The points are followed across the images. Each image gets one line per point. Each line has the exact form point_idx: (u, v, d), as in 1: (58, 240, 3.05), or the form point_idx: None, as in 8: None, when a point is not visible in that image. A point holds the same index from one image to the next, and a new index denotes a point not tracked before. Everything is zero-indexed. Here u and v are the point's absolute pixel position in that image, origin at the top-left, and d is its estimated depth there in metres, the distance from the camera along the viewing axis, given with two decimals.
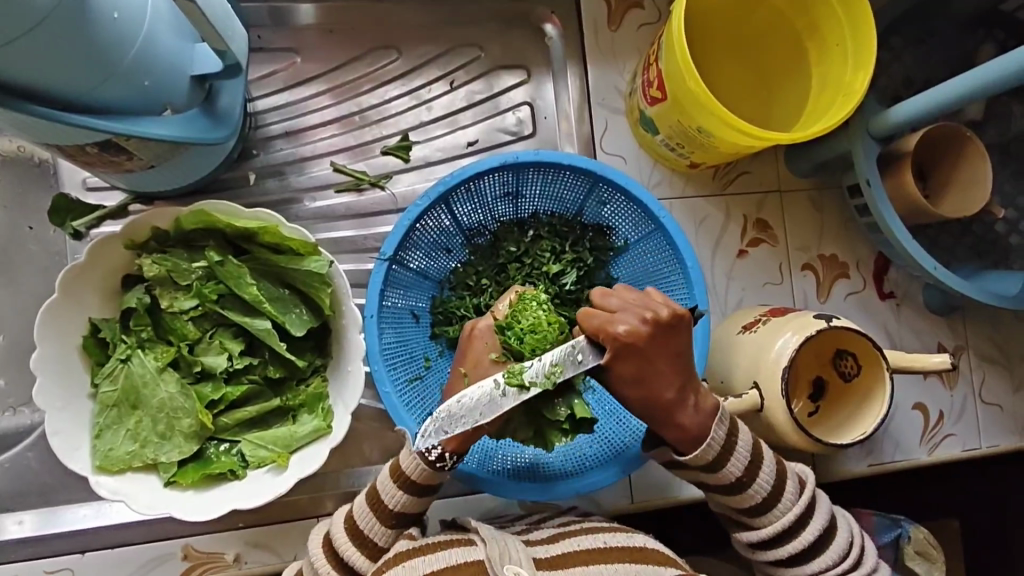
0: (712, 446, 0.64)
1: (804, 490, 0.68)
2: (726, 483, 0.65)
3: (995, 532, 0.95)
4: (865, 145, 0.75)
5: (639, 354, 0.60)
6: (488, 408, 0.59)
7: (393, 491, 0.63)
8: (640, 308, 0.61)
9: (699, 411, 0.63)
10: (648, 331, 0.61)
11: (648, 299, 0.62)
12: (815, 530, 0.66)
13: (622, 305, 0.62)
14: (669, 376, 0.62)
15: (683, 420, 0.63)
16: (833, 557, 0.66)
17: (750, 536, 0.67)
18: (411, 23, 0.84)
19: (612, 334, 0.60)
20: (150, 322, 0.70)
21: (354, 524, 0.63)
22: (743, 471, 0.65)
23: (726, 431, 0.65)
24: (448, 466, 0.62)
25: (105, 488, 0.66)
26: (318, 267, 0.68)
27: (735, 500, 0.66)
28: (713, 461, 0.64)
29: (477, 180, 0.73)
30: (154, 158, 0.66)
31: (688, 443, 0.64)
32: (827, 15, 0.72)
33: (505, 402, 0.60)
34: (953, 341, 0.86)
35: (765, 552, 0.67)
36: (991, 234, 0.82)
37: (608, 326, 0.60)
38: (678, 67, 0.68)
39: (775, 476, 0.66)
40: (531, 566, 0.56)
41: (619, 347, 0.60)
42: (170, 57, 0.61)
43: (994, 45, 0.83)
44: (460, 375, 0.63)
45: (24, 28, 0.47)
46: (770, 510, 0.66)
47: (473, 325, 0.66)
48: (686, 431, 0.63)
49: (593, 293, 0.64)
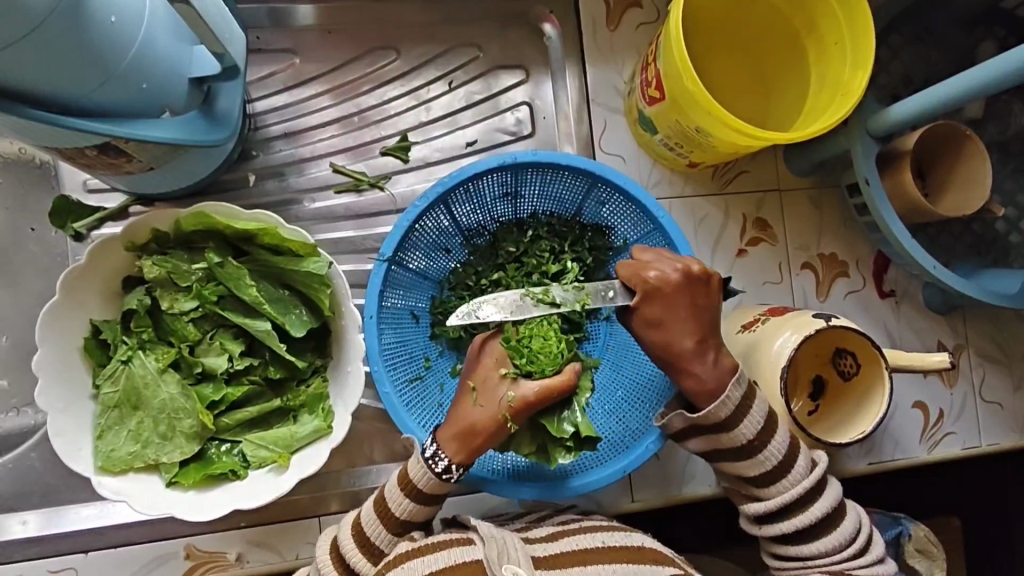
0: (726, 403, 0.64)
1: (815, 469, 0.67)
2: (737, 445, 0.65)
3: (996, 531, 0.95)
4: (864, 143, 0.75)
5: (664, 300, 0.64)
6: None
7: (399, 498, 0.63)
8: (673, 261, 0.66)
9: (717, 365, 0.65)
10: (678, 278, 0.65)
11: (681, 258, 0.66)
12: (822, 509, 0.66)
13: (656, 257, 0.66)
14: (690, 327, 0.65)
15: (700, 371, 0.65)
16: (840, 539, 0.66)
17: (756, 506, 0.67)
18: (410, 23, 0.84)
19: (644, 278, 0.64)
20: (151, 324, 0.71)
21: (360, 531, 0.64)
22: (755, 434, 0.65)
23: (744, 393, 0.65)
24: (455, 478, 0.63)
25: (106, 488, 0.66)
26: (317, 268, 0.68)
27: (745, 466, 0.66)
28: (726, 420, 0.65)
29: (476, 180, 0.73)
30: (154, 160, 0.66)
31: (703, 397, 0.65)
32: (825, 13, 0.72)
33: None
34: (953, 339, 0.86)
35: (770, 525, 0.67)
36: (991, 232, 0.82)
37: (641, 271, 0.65)
38: (677, 67, 0.68)
39: (788, 444, 0.66)
40: (529, 566, 0.56)
41: (648, 291, 0.64)
42: (168, 60, 0.61)
43: (995, 43, 0.83)
44: (470, 389, 0.65)
45: (20, 33, 0.47)
46: (779, 478, 0.66)
47: (484, 339, 0.66)
48: (703, 383, 0.65)
49: (630, 249, 0.68)
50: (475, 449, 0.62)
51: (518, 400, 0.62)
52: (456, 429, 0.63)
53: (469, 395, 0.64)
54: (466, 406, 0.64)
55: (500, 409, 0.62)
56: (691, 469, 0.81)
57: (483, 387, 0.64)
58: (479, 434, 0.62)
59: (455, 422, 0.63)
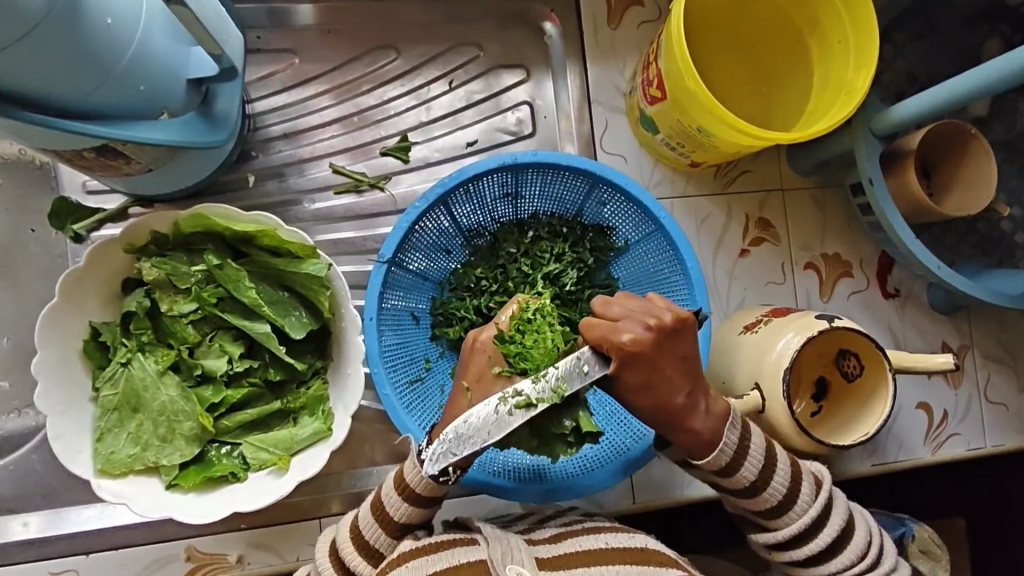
0: (724, 451, 0.63)
1: (820, 492, 0.67)
2: (739, 487, 0.65)
3: (1001, 531, 0.94)
4: (868, 143, 0.74)
5: (647, 362, 0.58)
6: (495, 429, 0.57)
7: (398, 504, 0.62)
8: (643, 315, 0.59)
9: (710, 415, 0.62)
10: (652, 338, 0.58)
11: (651, 306, 0.60)
12: (832, 532, 0.65)
13: (624, 313, 0.59)
14: (677, 381, 0.60)
15: (695, 424, 0.61)
16: (852, 556, 0.65)
17: (767, 537, 0.66)
18: (410, 22, 0.84)
19: (617, 344, 0.57)
20: (151, 325, 0.70)
21: (358, 533, 0.63)
22: (757, 475, 0.64)
23: (739, 435, 0.64)
24: (450, 480, 0.61)
25: (107, 491, 0.66)
26: (317, 270, 0.68)
27: (751, 503, 0.65)
28: (726, 466, 0.63)
29: (476, 181, 0.72)
30: (152, 162, 0.66)
31: (700, 447, 0.62)
32: (829, 10, 0.71)
33: (512, 421, 0.57)
34: (957, 340, 0.85)
35: (782, 554, 0.66)
36: (997, 232, 0.81)
37: (612, 337, 0.58)
38: (678, 65, 0.67)
39: (789, 477, 0.65)
40: (532, 566, 0.56)
41: (625, 356, 0.57)
42: (166, 62, 0.61)
43: (1000, 40, 0.82)
44: (463, 388, 0.61)
45: (17, 35, 0.47)
46: (786, 511, 0.65)
47: (477, 335, 0.63)
48: (698, 435, 0.62)
49: (595, 302, 0.61)
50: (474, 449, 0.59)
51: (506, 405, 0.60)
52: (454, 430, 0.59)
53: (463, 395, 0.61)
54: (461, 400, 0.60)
55: None
56: None
57: (478, 387, 0.60)
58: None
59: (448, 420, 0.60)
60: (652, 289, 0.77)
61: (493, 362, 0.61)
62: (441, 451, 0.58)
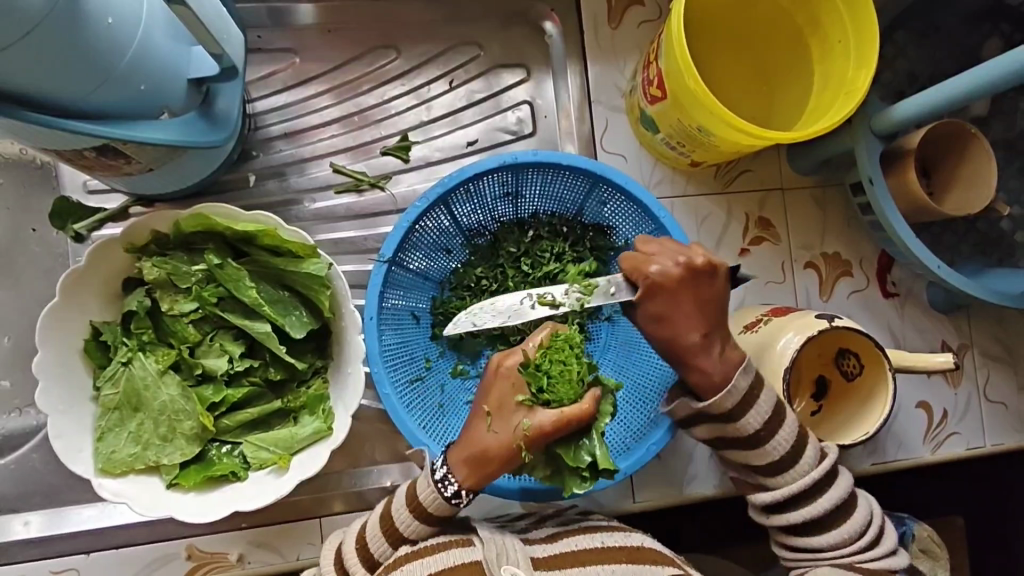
0: (732, 394, 0.63)
1: (824, 459, 0.66)
2: (743, 435, 0.65)
3: (1002, 530, 0.94)
4: (868, 143, 0.74)
5: (670, 292, 0.63)
6: (515, 314, 0.65)
7: (409, 521, 0.62)
8: (675, 254, 0.64)
9: (724, 360, 0.64)
10: (680, 273, 0.63)
11: (689, 248, 0.65)
12: (831, 501, 0.65)
13: (659, 250, 0.64)
14: (696, 319, 0.63)
15: (705, 365, 0.63)
16: (850, 532, 0.65)
17: (764, 495, 0.67)
18: (411, 22, 0.84)
19: (644, 273, 0.63)
20: (151, 325, 0.71)
21: (363, 545, 0.63)
22: (761, 425, 0.64)
23: (751, 382, 0.64)
24: (464, 502, 0.62)
25: (107, 490, 0.66)
26: (318, 269, 0.68)
27: (752, 454, 0.66)
28: (731, 412, 0.64)
29: (477, 180, 0.72)
30: (152, 161, 0.66)
31: (708, 389, 0.64)
32: (829, 10, 0.71)
33: (530, 313, 0.65)
34: (957, 339, 0.86)
35: (776, 516, 0.67)
36: (996, 231, 0.81)
37: (642, 266, 0.63)
38: (678, 64, 0.67)
39: (795, 435, 0.65)
40: (528, 568, 0.57)
41: (650, 285, 0.63)
42: (166, 62, 0.61)
43: (1000, 40, 0.82)
44: (483, 412, 0.62)
45: (18, 34, 0.47)
46: (787, 469, 0.65)
47: (503, 359, 0.64)
48: (708, 376, 0.64)
49: (637, 237, 0.66)
50: (484, 475, 0.61)
51: (533, 429, 0.60)
52: (470, 451, 0.61)
53: (482, 421, 0.62)
54: (479, 430, 0.61)
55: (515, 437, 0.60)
56: (693, 469, 0.81)
57: (501, 415, 0.62)
58: (492, 461, 0.61)
59: (466, 443, 0.62)
60: None
61: (516, 390, 0.62)
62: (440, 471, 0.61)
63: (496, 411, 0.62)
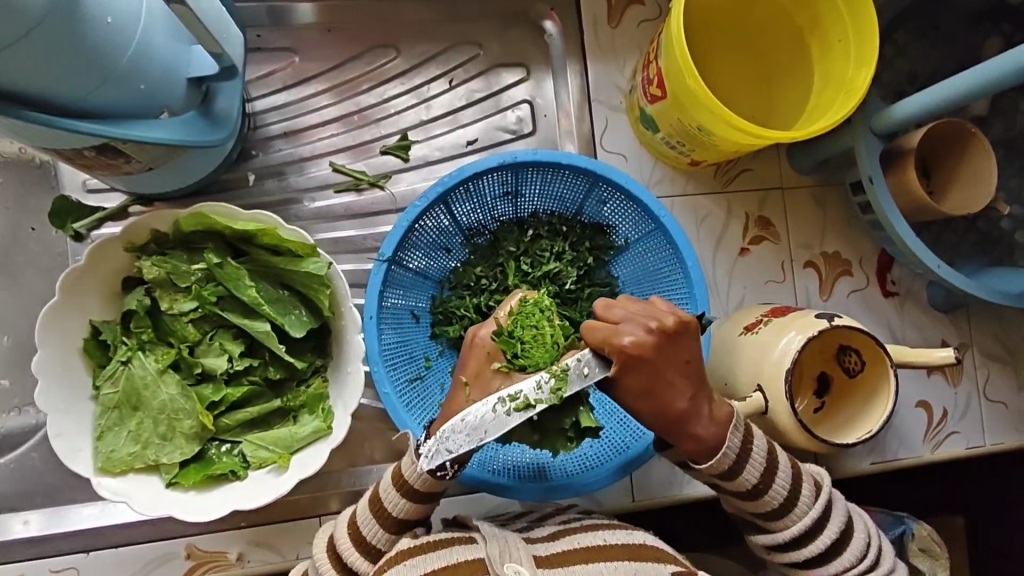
0: (728, 454, 0.63)
1: (821, 493, 0.67)
2: (742, 489, 0.64)
3: (1001, 529, 0.94)
4: (868, 142, 0.74)
5: (649, 365, 0.58)
6: (494, 427, 0.55)
7: (397, 499, 0.62)
8: (645, 319, 0.59)
9: (714, 421, 0.62)
10: (655, 340, 0.58)
11: (653, 309, 0.60)
12: (832, 534, 0.66)
13: (625, 316, 0.59)
14: (680, 386, 0.59)
15: (700, 430, 0.61)
16: (850, 560, 0.66)
17: (766, 539, 0.66)
18: (410, 21, 0.84)
19: (619, 347, 0.57)
20: (151, 324, 0.71)
21: (357, 529, 0.63)
22: (759, 478, 0.64)
23: (742, 438, 0.63)
24: (449, 475, 0.59)
25: (107, 488, 0.66)
26: (317, 268, 0.68)
27: (751, 504, 0.65)
28: (729, 470, 0.63)
29: (476, 180, 0.72)
30: (152, 161, 0.66)
31: (702, 453, 0.62)
32: (829, 10, 0.71)
33: (511, 421, 0.56)
34: (957, 338, 0.86)
35: (780, 555, 0.67)
36: (996, 230, 0.81)
37: (613, 339, 0.57)
38: (678, 64, 0.67)
39: (791, 480, 0.65)
40: (531, 565, 0.56)
41: (628, 359, 0.57)
42: (166, 61, 0.61)
43: (1000, 39, 0.82)
44: (462, 383, 0.60)
45: (19, 33, 0.47)
46: (786, 514, 0.65)
47: (477, 331, 0.63)
48: (702, 442, 0.61)
49: (595, 305, 0.61)
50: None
51: None
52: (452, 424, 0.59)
53: (461, 392, 0.60)
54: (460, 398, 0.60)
55: None
56: None
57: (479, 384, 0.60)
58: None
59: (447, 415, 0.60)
60: (651, 288, 0.77)
61: (491, 358, 0.61)
62: (435, 448, 0.57)
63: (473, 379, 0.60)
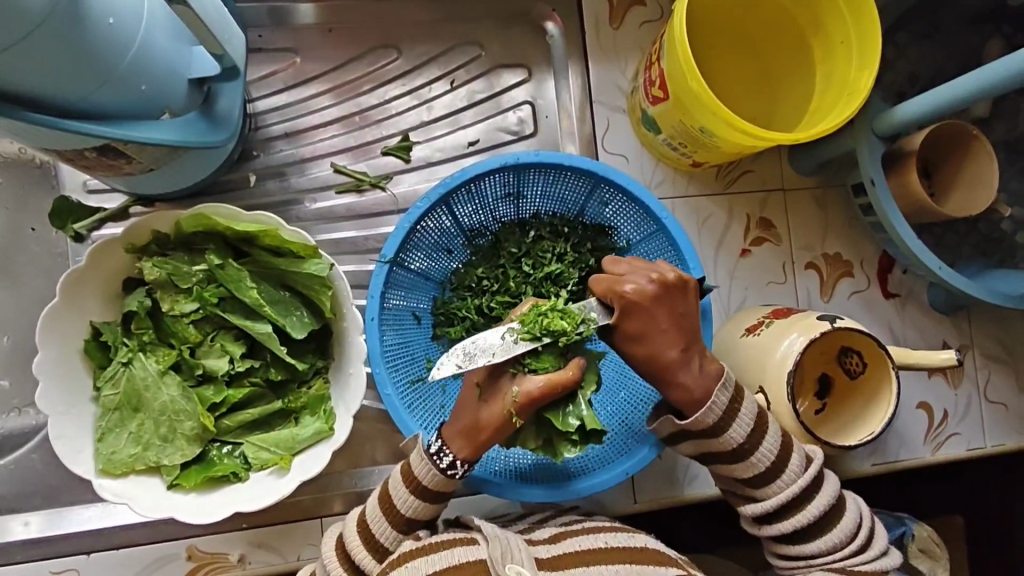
0: (713, 409, 0.63)
1: (811, 465, 0.66)
2: (728, 450, 0.65)
3: (1002, 531, 0.94)
4: (870, 144, 0.74)
5: (645, 311, 0.62)
6: (502, 351, 0.60)
7: (406, 496, 0.63)
8: (647, 271, 0.63)
9: (703, 372, 0.63)
10: (654, 290, 0.62)
11: (655, 266, 0.64)
12: (820, 507, 0.65)
13: (630, 269, 0.64)
14: (673, 335, 0.63)
15: (687, 380, 0.63)
16: (839, 538, 0.65)
17: (753, 508, 0.66)
18: (411, 22, 0.84)
19: (620, 292, 0.62)
20: (151, 325, 0.70)
21: (366, 527, 0.63)
22: (745, 437, 0.64)
23: (731, 396, 0.64)
24: (460, 474, 0.63)
25: (108, 490, 0.66)
26: (319, 269, 0.68)
27: (738, 468, 0.65)
28: (715, 426, 0.64)
29: (478, 181, 0.72)
30: (153, 161, 0.66)
31: (691, 405, 0.63)
32: (831, 12, 0.71)
33: (517, 350, 0.60)
34: (958, 340, 0.86)
35: (768, 527, 0.66)
36: (998, 232, 0.81)
37: (615, 285, 0.62)
38: (680, 65, 0.67)
39: (779, 444, 0.65)
40: (533, 567, 0.56)
41: (627, 304, 0.62)
42: (167, 61, 0.61)
43: (1002, 40, 0.82)
44: (474, 386, 0.62)
45: (20, 34, 0.47)
46: (773, 480, 0.65)
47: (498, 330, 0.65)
48: (690, 392, 0.63)
49: (605, 263, 0.66)
50: (480, 444, 0.62)
51: (522, 395, 0.60)
52: (462, 424, 0.62)
53: (474, 393, 0.62)
54: (471, 405, 0.62)
55: (505, 405, 0.60)
56: (693, 469, 0.81)
57: (489, 385, 0.62)
58: (484, 429, 0.61)
59: (459, 417, 0.63)
60: None
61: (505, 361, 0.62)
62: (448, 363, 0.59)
63: (485, 382, 0.62)
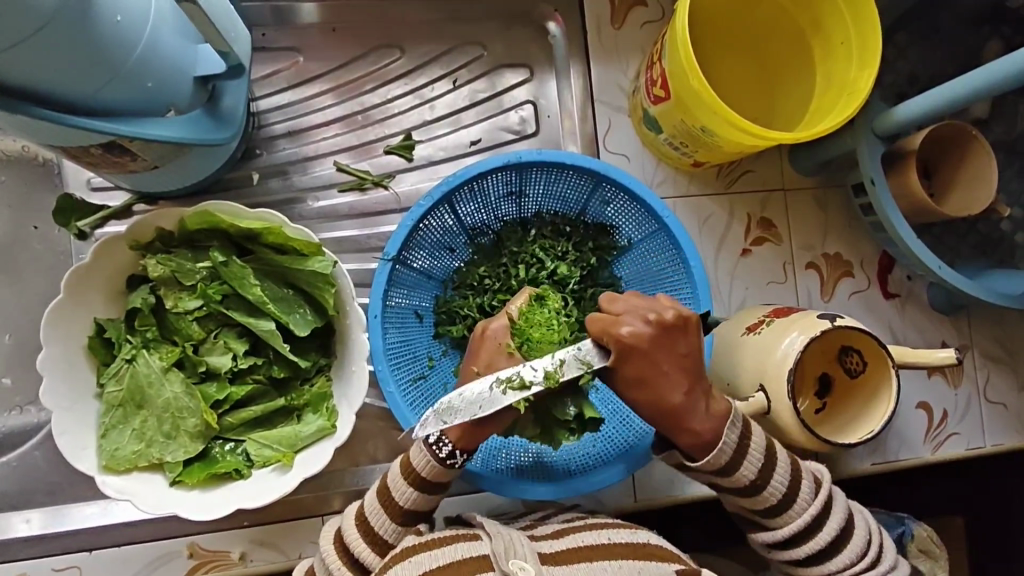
0: (724, 450, 0.63)
1: (820, 489, 0.67)
2: (740, 485, 0.64)
3: (1000, 532, 0.95)
4: (870, 144, 0.75)
5: (642, 355, 0.61)
6: (487, 403, 0.60)
7: (405, 489, 0.63)
8: (645, 310, 0.62)
9: (711, 415, 0.62)
10: (651, 333, 0.61)
11: (657, 303, 0.63)
12: (832, 531, 0.65)
13: (627, 308, 0.62)
14: (675, 378, 0.62)
15: (695, 425, 0.62)
16: (851, 556, 0.65)
17: (767, 536, 0.66)
18: (413, 21, 0.84)
19: (616, 336, 0.61)
20: (155, 323, 0.71)
21: (365, 522, 0.63)
22: (756, 474, 0.64)
23: (739, 434, 0.63)
24: (458, 464, 0.63)
25: (111, 487, 0.66)
26: (322, 267, 0.68)
27: (751, 501, 0.65)
28: (727, 465, 0.63)
29: (480, 180, 0.73)
30: (158, 159, 0.66)
31: (699, 448, 0.63)
32: (833, 13, 0.71)
33: (504, 399, 0.60)
34: (957, 339, 0.86)
35: (781, 552, 0.67)
36: (996, 232, 0.82)
37: (612, 328, 0.61)
38: (682, 65, 0.68)
39: (789, 477, 0.65)
40: (536, 561, 0.56)
41: (623, 347, 0.61)
42: (173, 59, 0.61)
43: (1000, 42, 0.83)
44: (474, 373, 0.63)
45: (29, 29, 0.47)
46: (786, 510, 0.65)
47: (486, 325, 0.65)
48: (700, 436, 0.62)
49: (601, 297, 0.64)
50: (476, 432, 0.62)
51: (521, 383, 0.60)
52: (458, 413, 0.62)
53: (475, 382, 0.63)
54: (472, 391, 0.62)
55: (504, 392, 0.61)
56: None
57: (490, 375, 0.62)
58: (483, 416, 0.62)
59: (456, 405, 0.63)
60: (654, 288, 0.77)
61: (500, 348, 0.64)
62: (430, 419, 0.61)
63: (487, 372, 0.62)
